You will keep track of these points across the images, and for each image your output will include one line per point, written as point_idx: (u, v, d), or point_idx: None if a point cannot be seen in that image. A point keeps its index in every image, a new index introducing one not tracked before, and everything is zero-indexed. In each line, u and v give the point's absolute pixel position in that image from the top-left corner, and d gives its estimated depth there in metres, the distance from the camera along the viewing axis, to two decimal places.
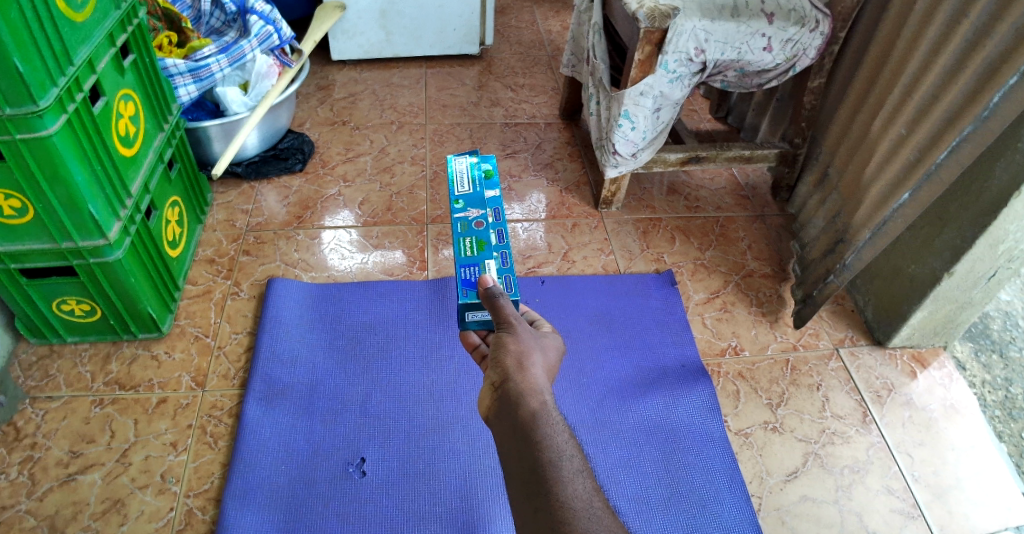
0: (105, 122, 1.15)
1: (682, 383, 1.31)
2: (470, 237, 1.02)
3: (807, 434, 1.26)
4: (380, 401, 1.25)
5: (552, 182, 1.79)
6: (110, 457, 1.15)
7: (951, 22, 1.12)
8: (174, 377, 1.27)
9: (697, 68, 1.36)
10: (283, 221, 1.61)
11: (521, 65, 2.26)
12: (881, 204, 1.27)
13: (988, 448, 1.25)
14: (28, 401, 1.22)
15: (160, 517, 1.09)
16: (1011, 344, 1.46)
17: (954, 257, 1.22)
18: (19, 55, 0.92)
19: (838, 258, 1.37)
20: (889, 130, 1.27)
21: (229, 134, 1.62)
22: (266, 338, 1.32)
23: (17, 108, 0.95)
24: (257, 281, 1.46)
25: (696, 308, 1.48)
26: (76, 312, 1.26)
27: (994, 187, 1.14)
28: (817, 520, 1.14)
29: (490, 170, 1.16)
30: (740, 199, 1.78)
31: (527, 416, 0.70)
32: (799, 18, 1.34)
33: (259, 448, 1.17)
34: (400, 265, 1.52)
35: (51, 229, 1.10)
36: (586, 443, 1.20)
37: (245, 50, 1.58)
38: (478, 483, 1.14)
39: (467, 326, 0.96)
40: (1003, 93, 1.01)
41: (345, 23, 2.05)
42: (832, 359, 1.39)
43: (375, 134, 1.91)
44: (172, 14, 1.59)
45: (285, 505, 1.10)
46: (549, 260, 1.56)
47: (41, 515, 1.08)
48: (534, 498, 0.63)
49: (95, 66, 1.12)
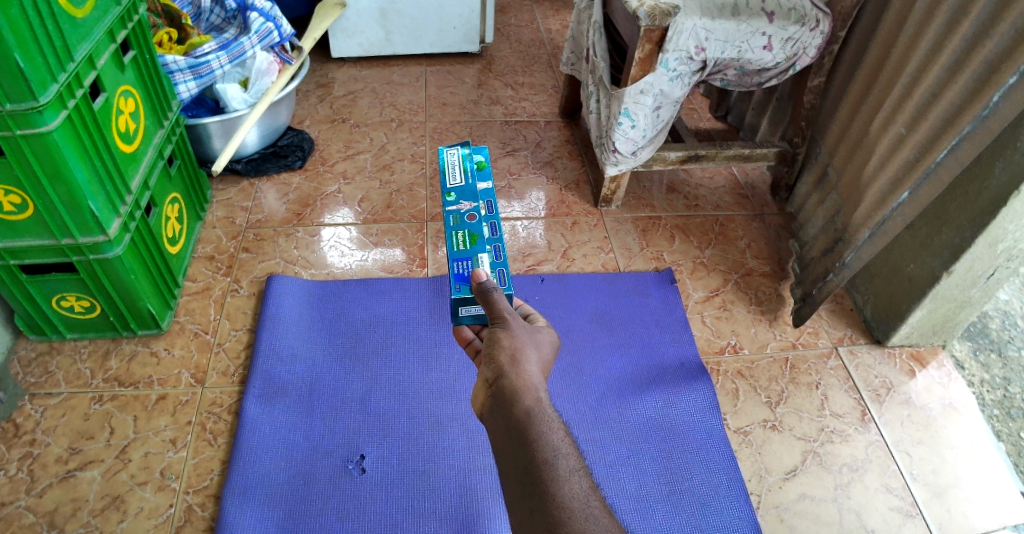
0: (105, 119, 1.14)
1: (682, 381, 1.31)
2: (462, 230, 1.02)
3: (806, 433, 1.26)
4: (380, 399, 1.25)
5: (552, 180, 1.79)
6: (110, 453, 1.15)
7: (951, 21, 1.12)
8: (174, 374, 1.27)
9: (697, 67, 1.36)
10: (283, 219, 1.61)
11: (520, 63, 2.26)
12: (880, 202, 1.27)
13: (987, 448, 1.25)
14: (28, 398, 1.22)
15: (160, 514, 1.09)
16: (1010, 343, 1.47)
17: (953, 256, 1.22)
18: (20, 51, 0.92)
19: (837, 257, 1.37)
20: (888, 130, 1.27)
21: (229, 131, 1.62)
22: (266, 336, 1.32)
23: (18, 105, 0.95)
24: (257, 279, 1.46)
25: (695, 306, 1.48)
26: (76, 309, 1.25)
27: (993, 187, 1.14)
28: (817, 518, 1.15)
29: (482, 161, 1.16)
30: (740, 198, 1.78)
31: (522, 414, 0.69)
32: (799, 17, 1.34)
33: (259, 444, 1.17)
34: (400, 263, 1.52)
35: (51, 226, 1.10)
36: (586, 441, 1.21)
37: (245, 47, 1.58)
38: (478, 481, 1.14)
39: (461, 320, 0.95)
40: (1002, 93, 1.01)
41: (344, 21, 2.05)
42: (831, 358, 1.40)
43: (375, 132, 1.91)
44: (172, 11, 1.59)
45: (285, 502, 1.10)
46: (549, 259, 1.56)
47: (41, 512, 1.08)
48: (530, 498, 0.63)
49: (95, 63, 1.11)
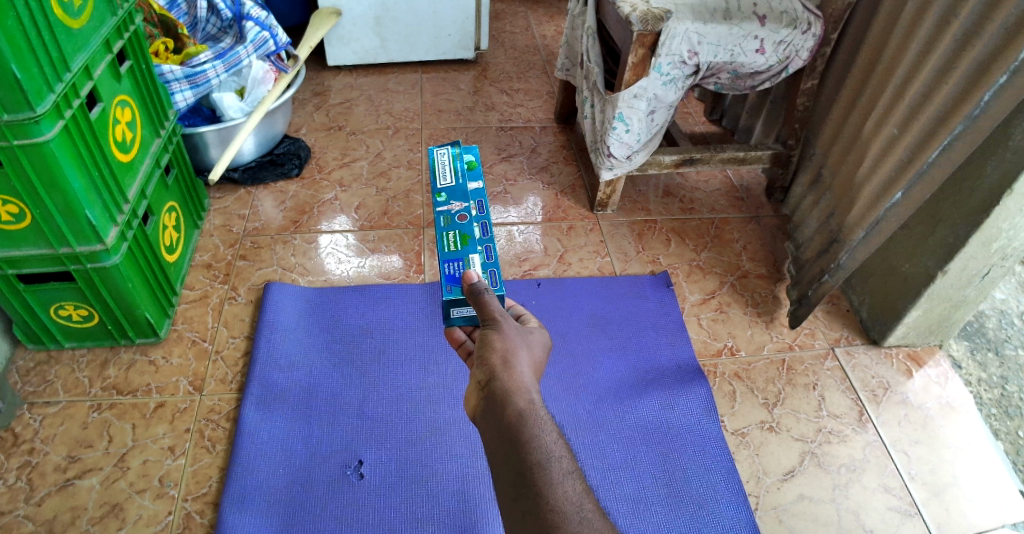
0: (102, 128, 1.15)
1: (679, 383, 1.31)
2: (453, 231, 1.02)
3: (804, 433, 1.26)
4: (378, 404, 1.25)
5: (547, 185, 1.80)
6: (109, 462, 1.16)
7: (940, 23, 1.13)
8: (171, 382, 1.27)
9: (690, 71, 1.37)
10: (280, 226, 1.62)
11: (515, 69, 2.28)
12: (874, 203, 1.27)
13: (985, 448, 1.25)
14: (26, 407, 1.22)
15: (159, 521, 1.09)
16: (1007, 342, 1.47)
17: (948, 256, 1.22)
18: (17, 62, 0.93)
19: (832, 258, 1.37)
20: (880, 131, 1.28)
21: (225, 140, 1.63)
22: (263, 342, 1.33)
23: (15, 115, 0.96)
24: (254, 286, 1.47)
25: (691, 309, 1.49)
26: (73, 318, 1.26)
27: (985, 187, 1.15)
28: (814, 519, 1.15)
29: (473, 161, 1.17)
30: (735, 201, 1.79)
31: (515, 416, 0.70)
32: (791, 20, 1.35)
33: (258, 452, 1.17)
34: (396, 269, 1.53)
35: (48, 235, 1.10)
36: (583, 444, 1.21)
37: (240, 56, 1.60)
38: (477, 485, 1.14)
39: (452, 321, 0.96)
40: (993, 92, 1.02)
41: (340, 29, 2.06)
42: (827, 358, 1.40)
43: (371, 139, 1.92)
44: (168, 21, 1.60)
45: (283, 509, 1.10)
46: (544, 263, 1.56)
47: (39, 520, 1.08)
48: (522, 500, 0.63)
49: (90, 73, 1.12)
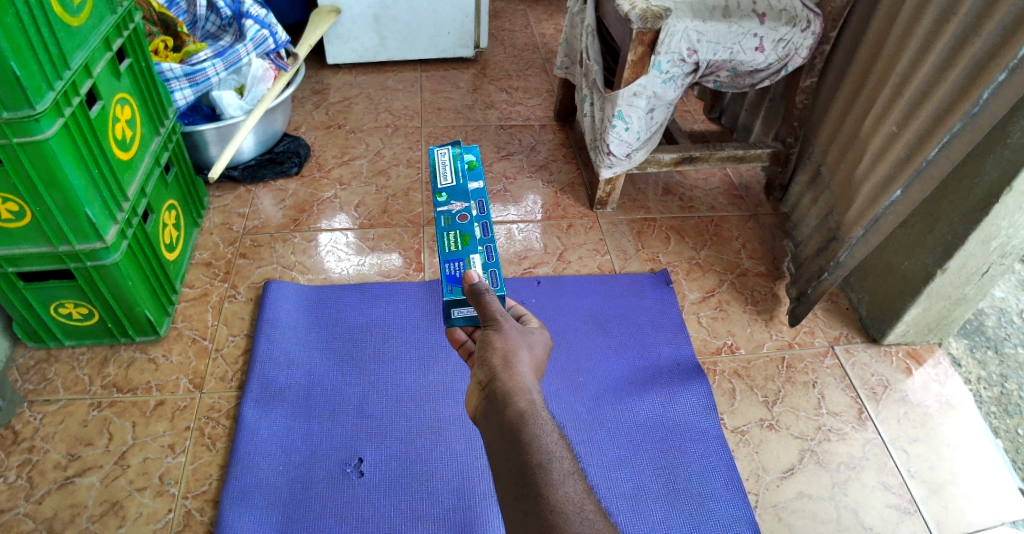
0: (101, 126, 1.15)
1: (678, 381, 1.31)
2: (453, 231, 1.02)
3: (803, 431, 1.26)
4: (378, 402, 1.25)
5: (546, 184, 1.80)
6: (108, 459, 1.16)
7: (939, 21, 1.13)
8: (171, 380, 1.28)
9: (689, 69, 1.37)
10: (279, 224, 1.62)
11: (515, 68, 2.28)
12: (873, 201, 1.28)
13: (985, 446, 1.25)
14: (26, 405, 1.22)
15: (158, 519, 1.09)
16: (1006, 340, 1.47)
17: (946, 254, 1.22)
18: (16, 60, 0.93)
19: (831, 256, 1.37)
20: (879, 129, 1.28)
21: (225, 138, 1.63)
22: (262, 340, 1.33)
23: (14, 113, 0.96)
24: (254, 284, 1.47)
25: (690, 307, 1.49)
26: (73, 316, 1.26)
27: (983, 185, 1.15)
28: (813, 517, 1.15)
29: (474, 161, 1.17)
30: (734, 199, 1.79)
31: (515, 416, 0.70)
32: (790, 18, 1.34)
33: (258, 450, 1.17)
34: (396, 267, 1.53)
35: (47, 233, 1.10)
36: (581, 442, 1.21)
37: (240, 54, 1.60)
38: (476, 483, 1.15)
39: (452, 322, 0.96)
40: (992, 89, 1.02)
41: (339, 28, 2.06)
42: (827, 356, 1.40)
43: (370, 138, 1.92)
44: (167, 20, 1.60)
45: (284, 507, 1.11)
46: (544, 261, 1.57)
47: (40, 518, 1.08)
48: (523, 500, 0.63)
49: (90, 71, 1.12)
